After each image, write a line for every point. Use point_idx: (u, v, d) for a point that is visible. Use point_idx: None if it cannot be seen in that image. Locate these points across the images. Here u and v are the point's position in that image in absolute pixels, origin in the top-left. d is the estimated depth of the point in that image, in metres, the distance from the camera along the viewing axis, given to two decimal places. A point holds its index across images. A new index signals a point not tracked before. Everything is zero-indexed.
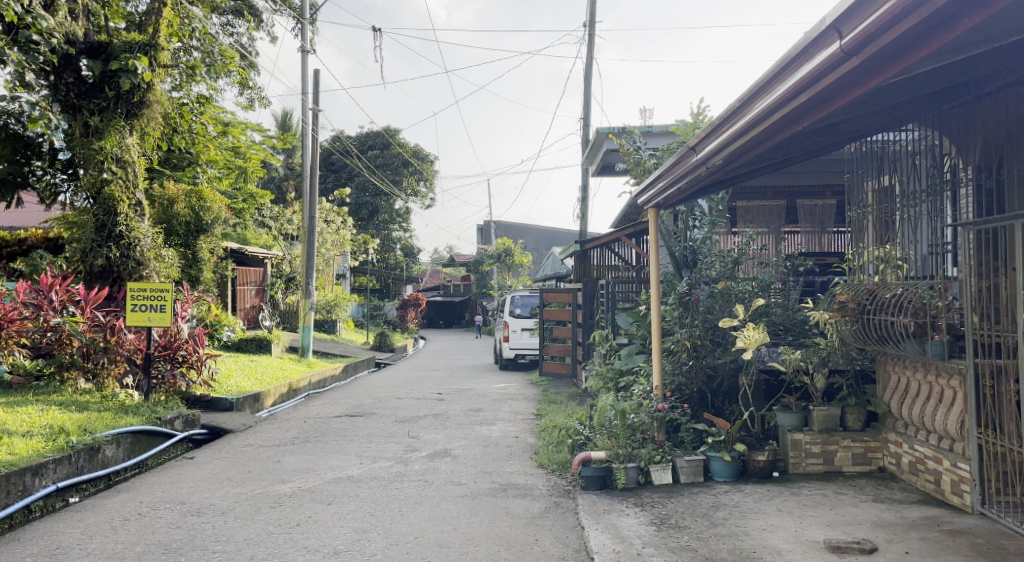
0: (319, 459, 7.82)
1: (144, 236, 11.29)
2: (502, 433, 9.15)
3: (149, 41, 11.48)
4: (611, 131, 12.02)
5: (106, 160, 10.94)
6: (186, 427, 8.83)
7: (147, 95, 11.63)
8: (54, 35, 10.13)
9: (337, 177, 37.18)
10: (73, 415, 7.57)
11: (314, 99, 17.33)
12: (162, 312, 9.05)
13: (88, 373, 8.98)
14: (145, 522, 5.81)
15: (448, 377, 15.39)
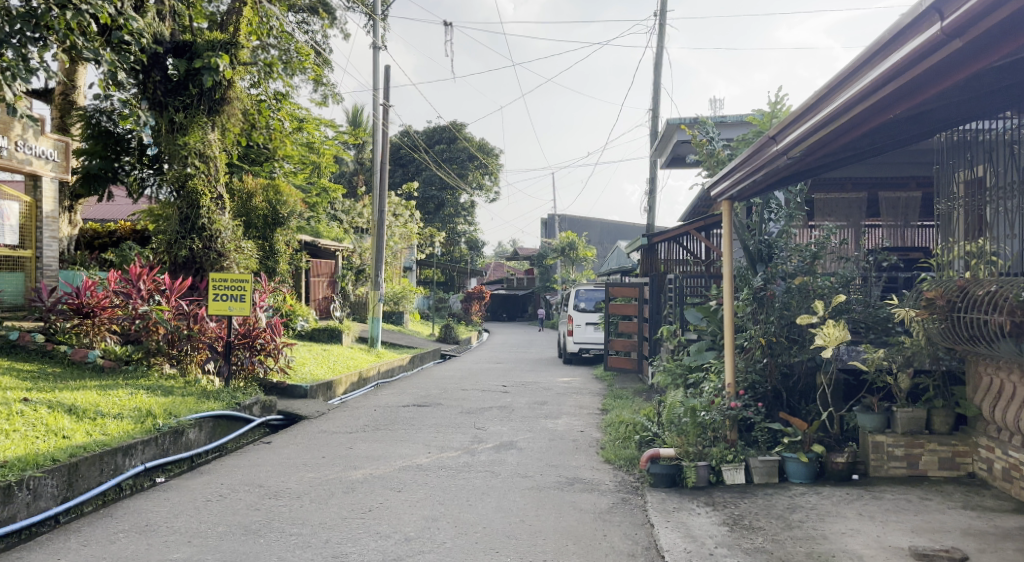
0: (388, 447, 7.94)
1: (225, 229, 11.63)
2: (567, 427, 9.13)
3: (230, 40, 11.85)
4: (682, 122, 11.82)
5: (189, 155, 11.36)
6: (263, 413, 9.07)
7: (228, 92, 12.05)
8: (144, 35, 10.52)
9: (405, 172, 37.75)
10: (159, 399, 7.87)
11: (385, 94, 17.61)
12: (243, 301, 9.29)
13: (173, 358, 9.31)
14: (226, 504, 6.00)
15: (512, 369, 15.44)
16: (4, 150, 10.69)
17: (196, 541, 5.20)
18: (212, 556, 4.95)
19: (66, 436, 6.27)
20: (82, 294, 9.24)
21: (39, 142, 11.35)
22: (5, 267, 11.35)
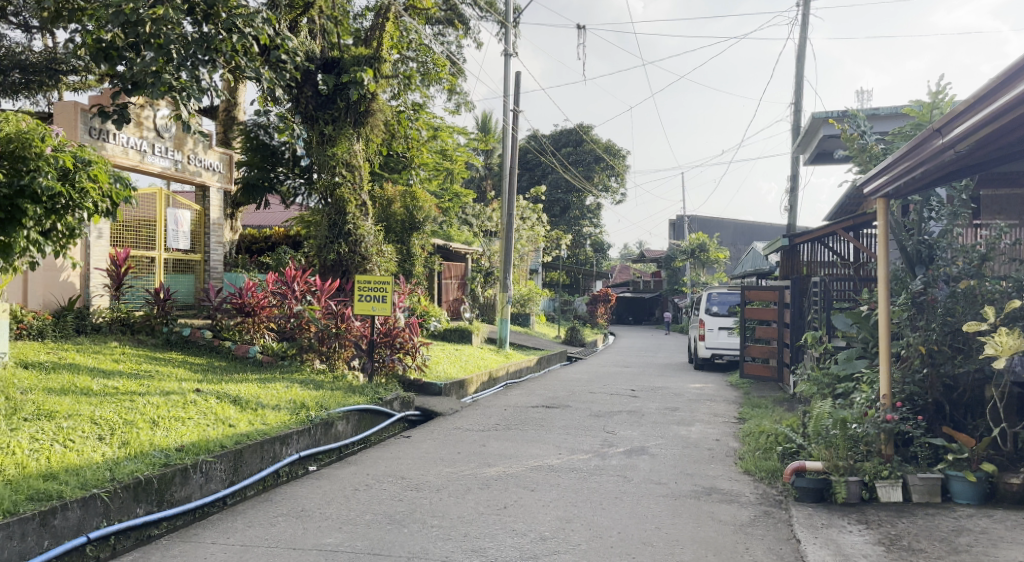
0: (520, 447, 7.98)
1: (368, 234, 12.11)
2: (702, 434, 8.86)
3: (374, 54, 12.44)
4: (830, 115, 11.26)
5: (338, 165, 11.96)
6: (402, 408, 9.31)
7: (371, 105, 12.53)
8: (298, 53, 11.10)
9: (530, 176, 38.57)
10: (312, 393, 8.25)
11: (515, 99, 17.78)
12: (385, 302, 9.58)
13: (322, 355, 9.76)
14: (371, 494, 6.20)
15: (641, 374, 15.20)
16: (178, 163, 11.72)
17: (346, 527, 5.40)
18: (361, 543, 5.10)
19: (232, 425, 6.67)
20: (244, 295, 9.94)
21: (207, 155, 12.33)
22: (179, 269, 12.16)
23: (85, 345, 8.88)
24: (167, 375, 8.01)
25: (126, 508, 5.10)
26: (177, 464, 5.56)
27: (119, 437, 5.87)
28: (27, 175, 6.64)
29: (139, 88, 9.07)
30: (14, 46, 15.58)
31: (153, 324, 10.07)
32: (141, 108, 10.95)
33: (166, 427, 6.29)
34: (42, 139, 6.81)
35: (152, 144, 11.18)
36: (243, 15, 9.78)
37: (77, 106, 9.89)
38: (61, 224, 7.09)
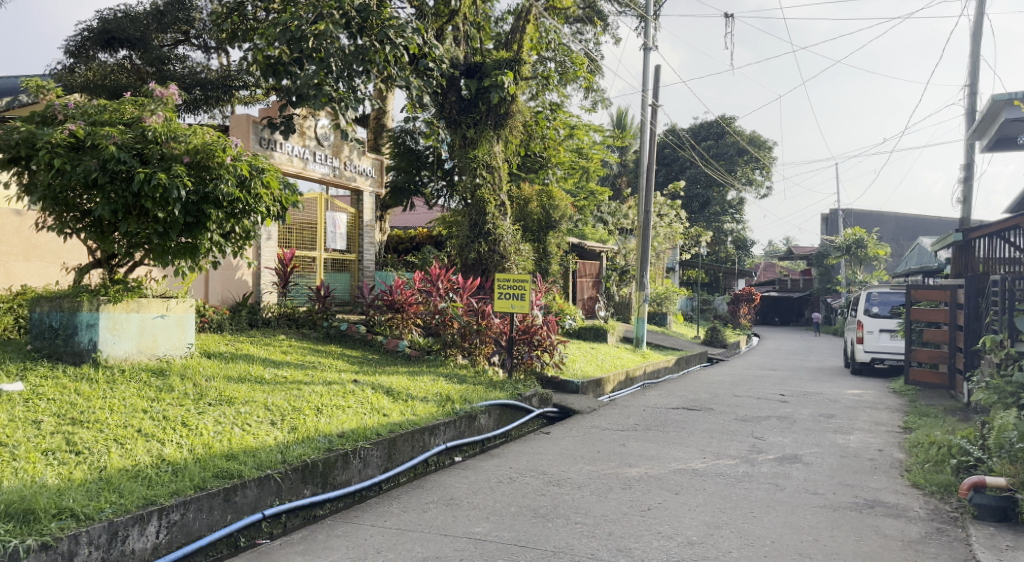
0: (662, 448, 7.86)
1: (506, 233, 12.35)
2: (863, 444, 8.40)
3: (515, 57, 12.60)
4: (1013, 97, 10.34)
5: (478, 166, 12.29)
6: (541, 405, 9.37)
7: (511, 106, 12.75)
8: (443, 61, 11.39)
9: (668, 172, 38.06)
10: (456, 386, 8.50)
11: (654, 94, 17.51)
12: (524, 300, 9.66)
13: (464, 350, 9.97)
14: (515, 486, 6.30)
15: (791, 377, 14.57)
16: (336, 169, 12.36)
17: (493, 518, 5.51)
18: (508, 534, 5.20)
19: (386, 414, 6.98)
20: (394, 292, 10.49)
21: (361, 161, 12.96)
22: (336, 268, 12.79)
23: (255, 337, 9.53)
24: (327, 366, 8.51)
25: (295, 489, 5.46)
26: (339, 449, 5.88)
27: (289, 423, 6.28)
28: (211, 183, 7.24)
29: (302, 100, 9.71)
30: (195, 65, 16.87)
31: (314, 319, 10.76)
32: (304, 119, 11.63)
33: (329, 414, 6.65)
34: (224, 149, 7.34)
35: (313, 151, 11.86)
36: (395, 26, 10.18)
37: (250, 118, 10.59)
38: (239, 227, 7.68)
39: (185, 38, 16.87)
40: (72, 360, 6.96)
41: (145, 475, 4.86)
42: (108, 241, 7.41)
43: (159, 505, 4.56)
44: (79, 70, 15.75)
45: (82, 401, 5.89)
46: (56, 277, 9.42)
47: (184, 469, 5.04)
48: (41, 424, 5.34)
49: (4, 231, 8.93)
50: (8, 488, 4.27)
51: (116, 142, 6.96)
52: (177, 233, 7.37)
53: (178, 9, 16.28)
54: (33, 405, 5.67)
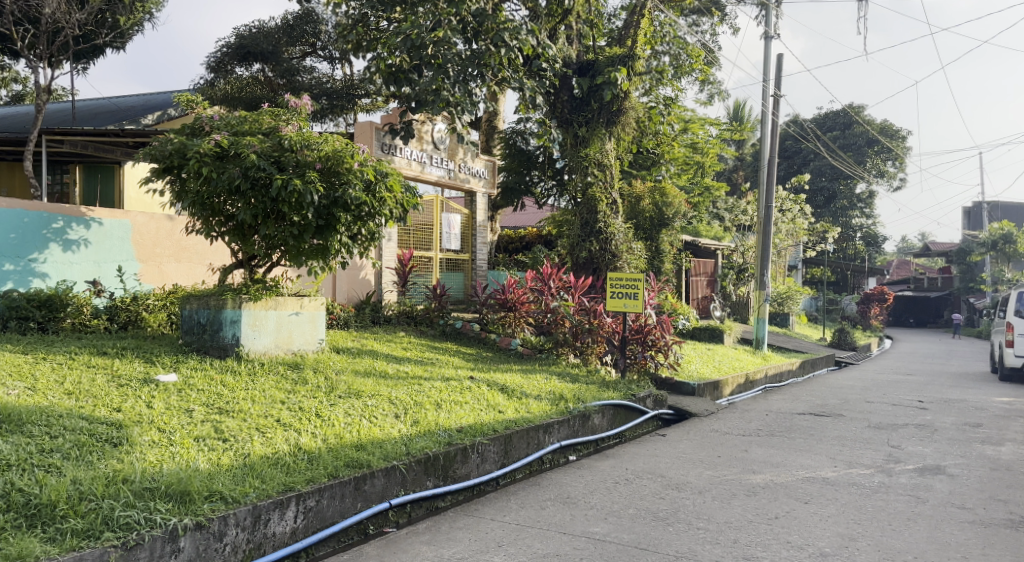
0: (789, 455, 7.67)
1: (618, 231, 12.35)
2: (1015, 456, 7.90)
3: (629, 53, 12.53)
4: None
5: (590, 165, 12.36)
6: (656, 406, 9.29)
7: (624, 103, 12.68)
8: (556, 60, 11.42)
9: (790, 165, 36.87)
10: (569, 385, 8.57)
11: (776, 84, 16.97)
12: (637, 299, 9.51)
13: (576, 349, 10.03)
14: (633, 488, 6.31)
15: (929, 383, 13.84)
16: (451, 171, 12.71)
17: (611, 518, 5.56)
18: (628, 536, 5.23)
19: (502, 411, 7.14)
20: (507, 292, 10.72)
21: (475, 163, 13.23)
22: (451, 268, 13.11)
23: (378, 334, 9.93)
24: (445, 362, 8.77)
25: (419, 481, 5.68)
26: (459, 443, 6.08)
27: (411, 416, 6.54)
28: (340, 188, 7.66)
29: (422, 105, 10.03)
30: (321, 76, 17.58)
31: (431, 317, 11.05)
32: (423, 123, 11.96)
33: (448, 409, 6.88)
34: (352, 156, 7.77)
35: (430, 155, 12.23)
36: (510, 29, 10.36)
37: (373, 125, 10.99)
38: (365, 229, 8.05)
39: (312, 49, 17.59)
40: (218, 354, 7.49)
41: (284, 462, 5.20)
42: (249, 243, 7.97)
43: (297, 491, 4.86)
44: (219, 83, 16.71)
45: (227, 392, 6.33)
46: (202, 276, 10.13)
47: (318, 458, 5.34)
48: (192, 412, 5.78)
49: (158, 234, 9.65)
50: (167, 471, 4.66)
51: (255, 151, 7.47)
52: (310, 235, 7.81)
53: (306, 22, 17.25)
54: (185, 395, 6.15)
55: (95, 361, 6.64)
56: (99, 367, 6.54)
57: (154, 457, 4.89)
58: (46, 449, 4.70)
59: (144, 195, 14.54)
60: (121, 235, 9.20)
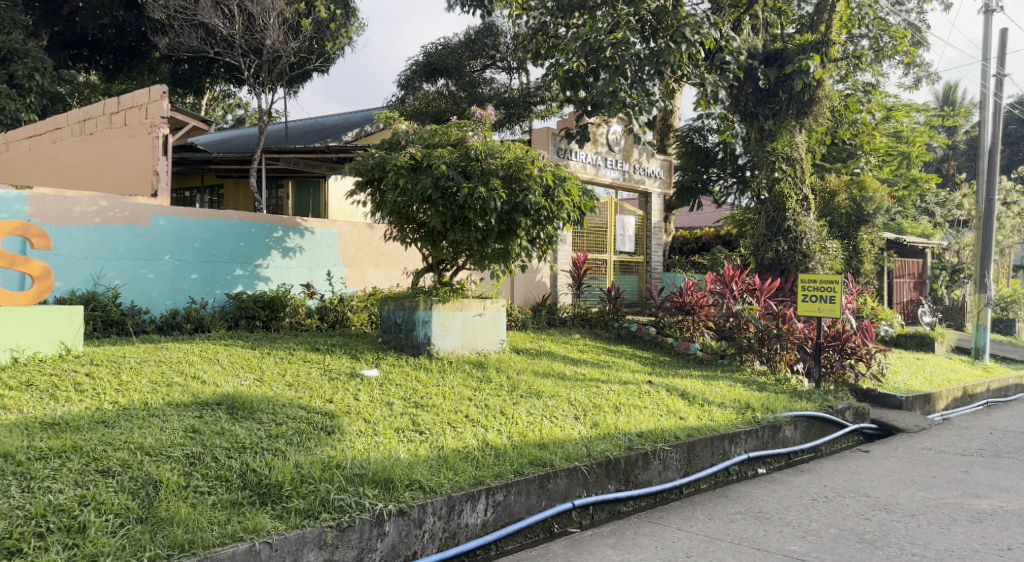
0: (1019, 480, 7.02)
1: (810, 229, 11.90)
2: None
3: (822, 38, 12.14)
4: None
5: (778, 159, 11.92)
6: (856, 419, 8.81)
7: (817, 91, 12.25)
8: (742, 52, 11.09)
9: (1014, 151, 33.48)
10: (756, 394, 8.35)
11: (998, 63, 15.56)
12: (833, 303, 9.00)
13: (763, 356, 9.65)
14: (834, 507, 6.06)
15: None
16: (626, 173, 12.76)
17: (810, 537, 5.39)
18: (831, 557, 5.04)
19: (683, 417, 7.09)
20: (685, 293, 10.53)
21: (650, 163, 13.23)
22: (625, 270, 13.13)
23: (555, 335, 10.17)
24: (621, 365, 8.83)
25: (601, 483, 5.80)
26: (640, 449, 6.14)
27: (591, 418, 6.67)
28: (522, 194, 7.94)
29: (598, 108, 10.20)
30: (500, 87, 18.10)
31: (606, 320, 11.19)
32: (598, 126, 12.10)
33: (627, 413, 6.95)
34: (532, 161, 8.02)
35: (605, 158, 12.34)
36: (691, 23, 10.16)
37: (550, 131, 11.29)
38: (544, 233, 8.30)
39: (492, 62, 18.13)
40: (412, 352, 8.02)
41: (474, 456, 5.49)
42: (438, 247, 8.45)
43: (486, 485, 5.12)
44: (409, 100, 17.86)
45: (421, 387, 6.77)
46: (397, 280, 10.84)
47: (504, 455, 5.59)
48: (393, 405, 6.25)
49: (360, 242, 10.42)
50: (374, 458, 5.09)
51: (446, 161, 7.95)
52: (493, 240, 8.17)
53: (487, 36, 17.88)
54: (385, 389, 6.64)
55: (310, 357, 7.32)
56: (313, 361, 7.21)
57: (362, 445, 5.34)
58: (273, 435, 5.27)
59: (346, 206, 15.66)
60: (329, 242, 10.03)
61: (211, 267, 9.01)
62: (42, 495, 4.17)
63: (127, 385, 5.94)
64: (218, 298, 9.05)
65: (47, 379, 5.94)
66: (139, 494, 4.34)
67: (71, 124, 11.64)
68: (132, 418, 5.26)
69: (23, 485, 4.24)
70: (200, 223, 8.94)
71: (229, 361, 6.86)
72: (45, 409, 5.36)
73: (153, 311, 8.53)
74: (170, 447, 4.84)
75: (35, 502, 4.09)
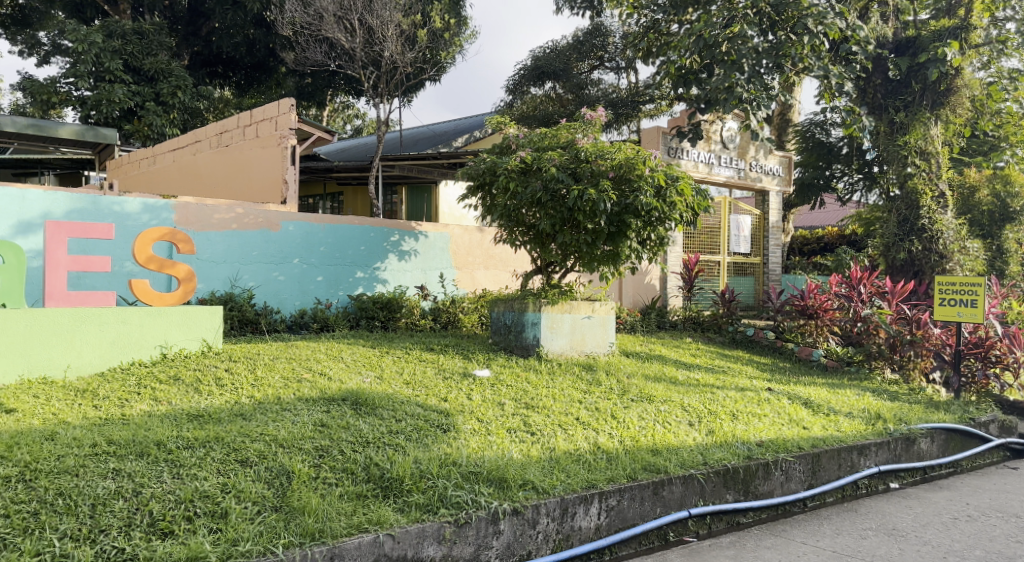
0: None
1: (948, 228, 11.18)
2: None
3: (961, 24, 11.63)
4: None
5: (910, 153, 11.48)
6: (1003, 433, 8.12)
7: (954, 81, 11.84)
8: (871, 41, 10.39)
9: None
10: (887, 404, 7.91)
11: None
12: (975, 307, 8.42)
13: (895, 363, 9.17)
14: (979, 527, 5.65)
15: None
16: (742, 171, 12.40)
17: (952, 559, 5.04)
18: None
19: (806, 427, 6.78)
20: (806, 296, 10.21)
21: (768, 160, 12.83)
22: (741, 272, 12.75)
23: (666, 339, 9.97)
24: (738, 371, 8.55)
25: (718, 493, 5.63)
26: (760, 458, 5.92)
27: (706, 425, 6.48)
28: (632, 195, 7.81)
29: (714, 104, 9.89)
30: (608, 87, 17.90)
31: (719, 323, 10.82)
32: (711, 123, 11.82)
33: (746, 421, 6.71)
34: (644, 161, 7.87)
35: (719, 156, 12.02)
36: (815, 13, 9.60)
37: (660, 130, 11.09)
38: (655, 234, 8.11)
39: (601, 62, 18.04)
40: (521, 352, 8.05)
41: (585, 459, 5.42)
42: (547, 250, 8.46)
43: (600, 489, 5.05)
44: (516, 104, 17.85)
45: (531, 388, 6.76)
46: (506, 282, 10.91)
47: (617, 459, 5.49)
48: (504, 405, 6.26)
49: (470, 245, 10.53)
50: (489, 457, 5.10)
51: (555, 164, 7.95)
52: (602, 242, 8.07)
53: (595, 36, 17.80)
54: (497, 389, 6.67)
55: (425, 356, 7.45)
56: (428, 360, 7.33)
57: (477, 444, 5.36)
58: (393, 430, 5.37)
59: (456, 211, 15.87)
60: (442, 246, 10.20)
61: (335, 270, 9.32)
62: (189, 481, 4.39)
63: (261, 381, 6.20)
64: (340, 300, 9.35)
65: (191, 374, 6.28)
66: (274, 484, 4.51)
67: (210, 137, 12.47)
68: (266, 412, 5.48)
69: (173, 471, 4.47)
70: (324, 228, 9.27)
71: (351, 359, 7.06)
72: (190, 402, 5.68)
73: (284, 311, 8.89)
74: (301, 439, 5.01)
75: (184, 487, 4.31)
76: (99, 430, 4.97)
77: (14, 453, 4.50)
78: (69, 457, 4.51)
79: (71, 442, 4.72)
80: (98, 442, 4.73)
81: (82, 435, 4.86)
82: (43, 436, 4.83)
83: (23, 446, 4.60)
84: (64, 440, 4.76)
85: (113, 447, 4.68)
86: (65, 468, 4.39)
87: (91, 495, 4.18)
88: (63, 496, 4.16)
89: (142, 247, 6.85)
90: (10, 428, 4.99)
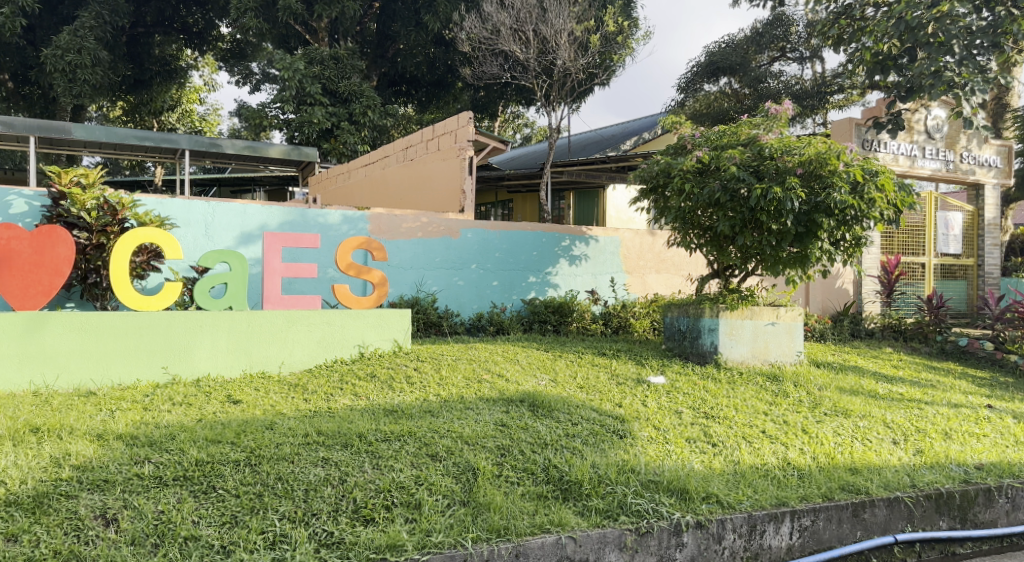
0: None
1: None
2: None
3: None
4: None
5: None
6: None
7: None
8: None
9: None
10: None
11: None
12: None
13: None
14: None
15: None
16: (951, 163, 11.30)
17: None
18: None
19: None
20: None
21: (982, 151, 11.59)
22: (951, 275, 11.59)
23: (861, 348, 9.19)
24: (949, 386, 7.67)
25: (930, 518, 5.03)
26: (980, 482, 5.24)
27: (914, 445, 5.83)
28: (824, 192, 7.18)
29: (917, 92, 9.05)
30: (789, 79, 16.90)
31: (926, 331, 9.86)
32: (913, 112, 10.87)
33: (960, 441, 5.97)
34: (837, 156, 7.24)
35: (923, 147, 11.03)
36: None
37: (853, 121, 10.36)
38: (851, 234, 7.46)
39: (782, 53, 17.17)
40: (698, 360, 7.73)
41: (774, 475, 5.00)
42: (725, 253, 8.03)
43: (792, 507, 4.63)
44: (689, 102, 17.39)
45: (711, 397, 6.39)
46: (679, 286, 10.52)
47: (810, 476, 5.04)
48: (681, 414, 5.95)
49: (642, 248, 10.24)
50: (669, 466, 4.83)
51: (736, 162, 7.52)
52: (788, 243, 7.54)
53: (776, 27, 16.92)
54: (674, 397, 6.36)
55: (598, 360, 7.26)
56: (602, 365, 7.13)
57: (655, 452, 5.11)
58: (570, 434, 5.22)
59: (625, 214, 15.51)
60: (613, 250, 9.98)
61: (510, 275, 9.35)
62: (387, 472, 4.45)
63: (446, 380, 6.26)
64: (515, 304, 9.37)
65: (385, 371, 6.45)
66: (461, 479, 4.47)
67: (396, 150, 12.98)
68: (452, 410, 5.50)
69: (373, 462, 4.55)
70: (499, 234, 9.32)
71: (527, 362, 7.00)
72: (385, 397, 5.82)
73: (463, 314, 9.05)
74: (484, 437, 4.98)
75: (382, 478, 4.37)
76: (310, 421, 5.17)
77: (241, 440, 4.75)
78: (286, 445, 4.69)
79: (287, 432, 4.92)
80: (310, 432, 4.90)
81: (296, 425, 5.06)
82: (264, 425, 5.06)
83: (249, 434, 4.85)
84: (282, 430, 4.97)
85: (322, 437, 4.82)
86: (283, 455, 4.56)
87: (305, 480, 4.32)
88: (281, 480, 4.33)
89: (344, 253, 7.13)
90: (238, 417, 5.30)
